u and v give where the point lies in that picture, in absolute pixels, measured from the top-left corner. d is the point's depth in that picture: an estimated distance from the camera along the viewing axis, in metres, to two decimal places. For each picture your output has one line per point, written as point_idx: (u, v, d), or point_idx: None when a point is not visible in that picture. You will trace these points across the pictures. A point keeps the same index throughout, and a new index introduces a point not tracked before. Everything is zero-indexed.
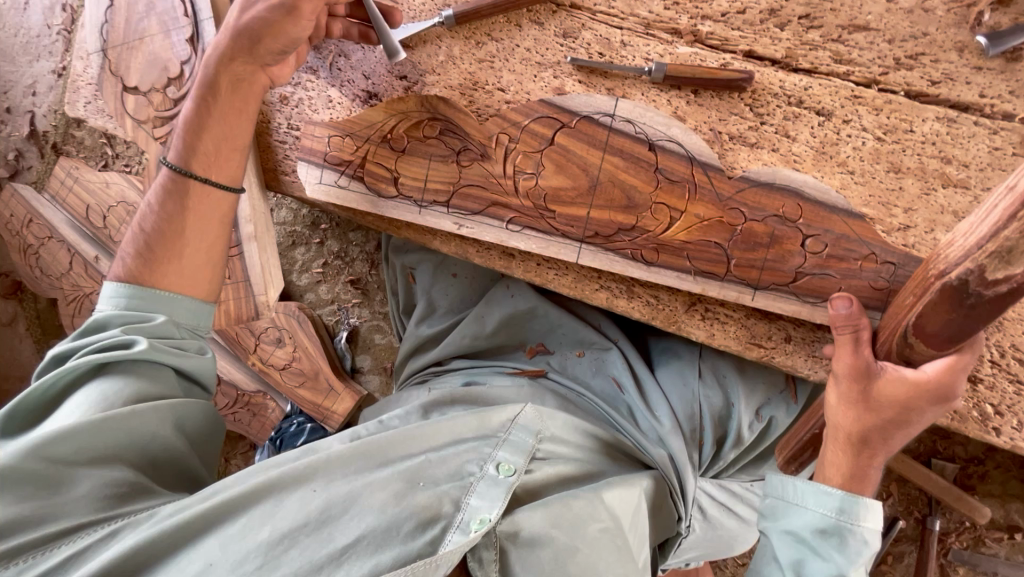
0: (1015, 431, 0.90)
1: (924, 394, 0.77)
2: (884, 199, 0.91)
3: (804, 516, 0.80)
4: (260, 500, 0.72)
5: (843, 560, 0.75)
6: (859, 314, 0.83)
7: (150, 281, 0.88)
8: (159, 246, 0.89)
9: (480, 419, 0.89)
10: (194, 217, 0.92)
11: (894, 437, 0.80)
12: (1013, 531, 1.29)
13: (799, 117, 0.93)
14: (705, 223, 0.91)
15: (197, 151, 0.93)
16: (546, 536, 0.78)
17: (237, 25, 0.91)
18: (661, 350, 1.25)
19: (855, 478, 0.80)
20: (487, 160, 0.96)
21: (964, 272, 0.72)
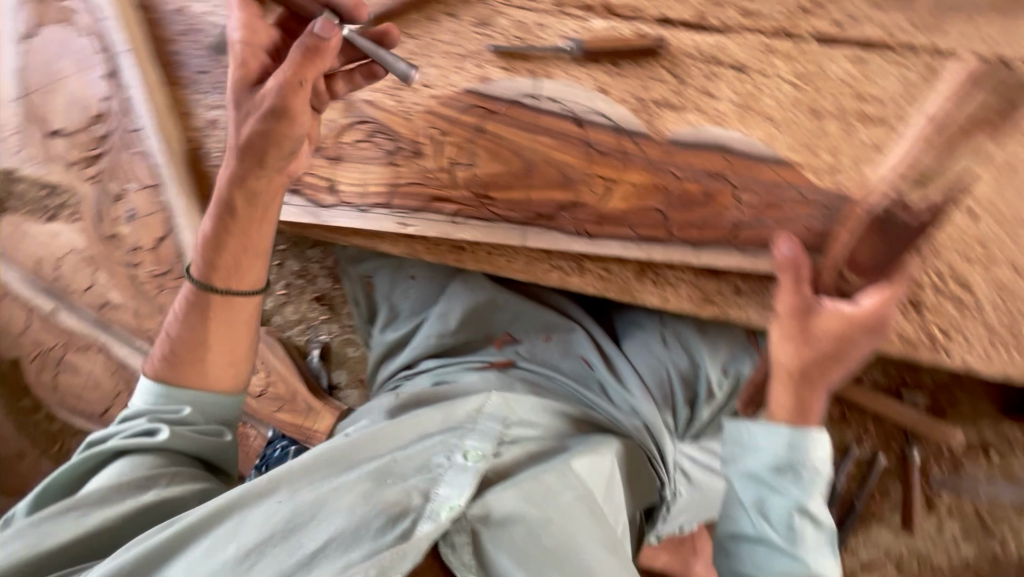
0: (964, 350, 0.93)
1: (859, 326, 0.80)
2: (809, 143, 0.92)
3: (761, 458, 0.85)
4: (224, 518, 0.73)
5: (798, 492, 0.83)
6: (802, 253, 0.84)
7: (183, 383, 0.91)
8: (185, 352, 0.91)
9: (446, 413, 0.90)
10: (216, 322, 0.92)
11: (833, 370, 0.83)
12: (988, 450, 1.33)
13: (718, 75, 0.95)
14: (642, 189, 0.93)
15: (228, 268, 0.92)
16: (519, 513, 0.78)
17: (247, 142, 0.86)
18: (625, 323, 1.26)
19: (799, 411, 0.84)
20: (421, 157, 0.98)
21: (887, 203, 0.81)
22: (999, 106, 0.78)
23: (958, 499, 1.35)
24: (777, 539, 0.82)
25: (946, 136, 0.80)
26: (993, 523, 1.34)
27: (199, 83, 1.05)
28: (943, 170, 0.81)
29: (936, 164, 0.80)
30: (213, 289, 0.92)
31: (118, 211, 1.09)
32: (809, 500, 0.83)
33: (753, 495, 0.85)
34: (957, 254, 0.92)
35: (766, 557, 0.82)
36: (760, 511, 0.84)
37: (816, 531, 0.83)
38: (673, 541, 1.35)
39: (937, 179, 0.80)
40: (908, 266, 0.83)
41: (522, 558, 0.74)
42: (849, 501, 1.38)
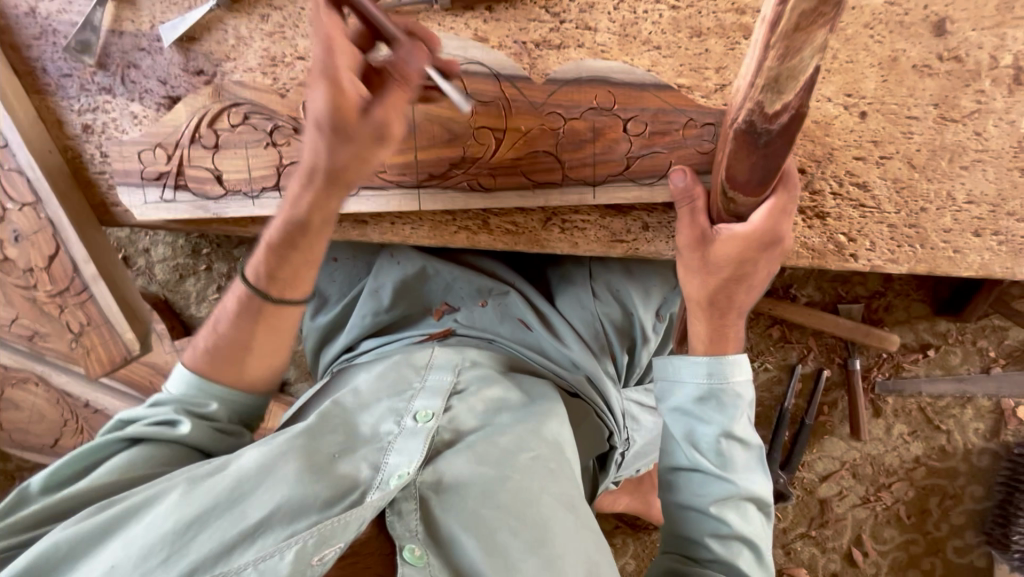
0: (870, 252, 0.94)
1: (753, 243, 0.80)
2: (694, 64, 0.91)
3: (684, 392, 0.84)
4: (170, 491, 0.69)
5: (723, 418, 0.82)
6: (693, 183, 0.84)
7: (229, 382, 0.81)
8: (228, 351, 0.81)
9: (395, 377, 0.89)
10: (265, 326, 0.81)
11: (738, 292, 0.83)
12: (925, 349, 1.36)
13: (594, 6, 0.92)
14: (528, 134, 0.90)
15: (270, 272, 0.81)
16: (472, 478, 0.77)
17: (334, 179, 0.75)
18: (557, 278, 1.22)
19: (715, 339, 0.85)
20: (301, 133, 0.93)
21: (748, 114, 0.71)
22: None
23: (902, 400, 1.38)
24: (708, 466, 0.80)
25: (780, 35, 0.62)
26: (938, 417, 1.38)
27: (67, 89, 1.01)
28: (797, 73, 0.65)
29: (783, 67, 0.65)
30: (264, 293, 0.80)
31: (2, 233, 1.03)
32: (734, 423, 0.81)
33: (681, 429, 0.84)
34: (851, 156, 0.92)
35: (701, 486, 0.81)
36: (690, 442, 0.83)
37: (745, 451, 0.83)
38: (634, 483, 1.37)
39: (794, 82, 0.66)
40: (790, 172, 0.80)
41: (471, 518, 0.73)
42: (800, 418, 1.40)
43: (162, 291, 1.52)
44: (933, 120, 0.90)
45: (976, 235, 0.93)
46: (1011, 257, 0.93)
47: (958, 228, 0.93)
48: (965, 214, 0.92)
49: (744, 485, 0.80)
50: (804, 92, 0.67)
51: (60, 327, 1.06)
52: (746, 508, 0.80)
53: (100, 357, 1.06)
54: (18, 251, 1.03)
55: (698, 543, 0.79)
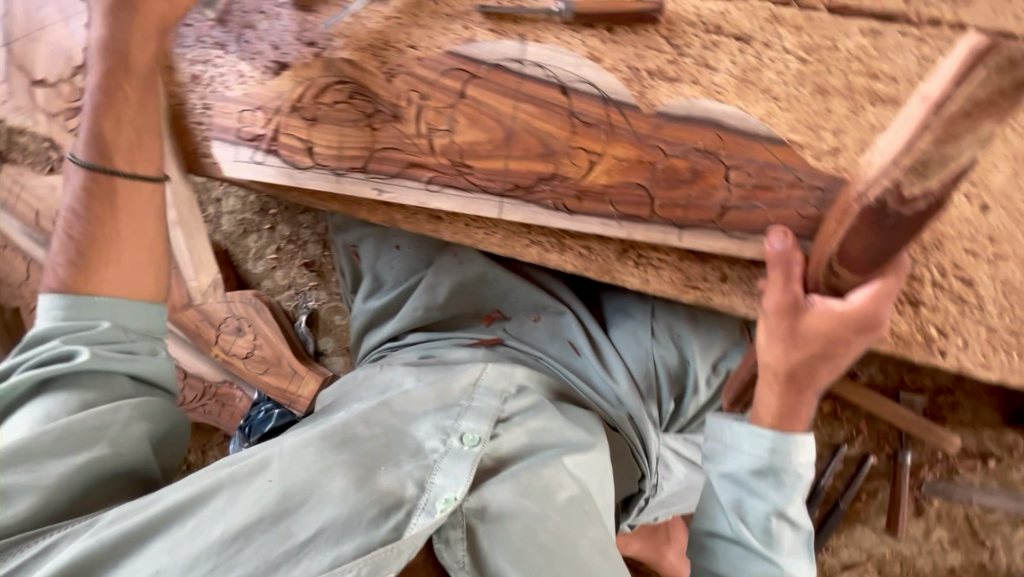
0: (961, 352, 0.88)
1: (849, 324, 0.78)
2: (811, 122, 0.86)
3: (742, 460, 0.85)
4: (213, 498, 0.71)
5: (779, 496, 0.83)
6: (793, 248, 0.80)
7: (88, 288, 0.89)
8: (90, 250, 0.89)
9: (441, 392, 0.89)
10: (125, 214, 0.92)
11: (821, 370, 0.83)
12: (986, 458, 1.28)
13: (718, 45, 0.89)
14: (625, 164, 0.88)
15: (97, 142, 0.92)
16: (514, 509, 0.78)
17: (115, 47, 0.93)
18: (615, 307, 1.20)
19: (785, 414, 0.84)
20: (400, 121, 0.93)
21: (881, 192, 0.70)
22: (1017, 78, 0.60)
23: (948, 505, 1.30)
24: (753, 541, 0.81)
25: (943, 119, 0.64)
26: (984, 532, 1.29)
27: (185, 38, 1.04)
28: (948, 159, 0.66)
29: (936, 152, 0.65)
30: (110, 170, 0.91)
31: None
32: (788, 503, 0.83)
33: (731, 496, 0.85)
34: (961, 248, 0.86)
35: (741, 559, 0.82)
36: (739, 512, 0.84)
37: (794, 533, 0.83)
38: (647, 529, 1.32)
39: (941, 169, 0.67)
40: (903, 260, 0.78)
41: (517, 554, 0.75)
42: (834, 499, 1.34)
43: (224, 242, 1.56)
44: None
45: None
46: None
47: None
48: None
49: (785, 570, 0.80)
50: (949, 181, 0.67)
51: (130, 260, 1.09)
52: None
53: None
54: None
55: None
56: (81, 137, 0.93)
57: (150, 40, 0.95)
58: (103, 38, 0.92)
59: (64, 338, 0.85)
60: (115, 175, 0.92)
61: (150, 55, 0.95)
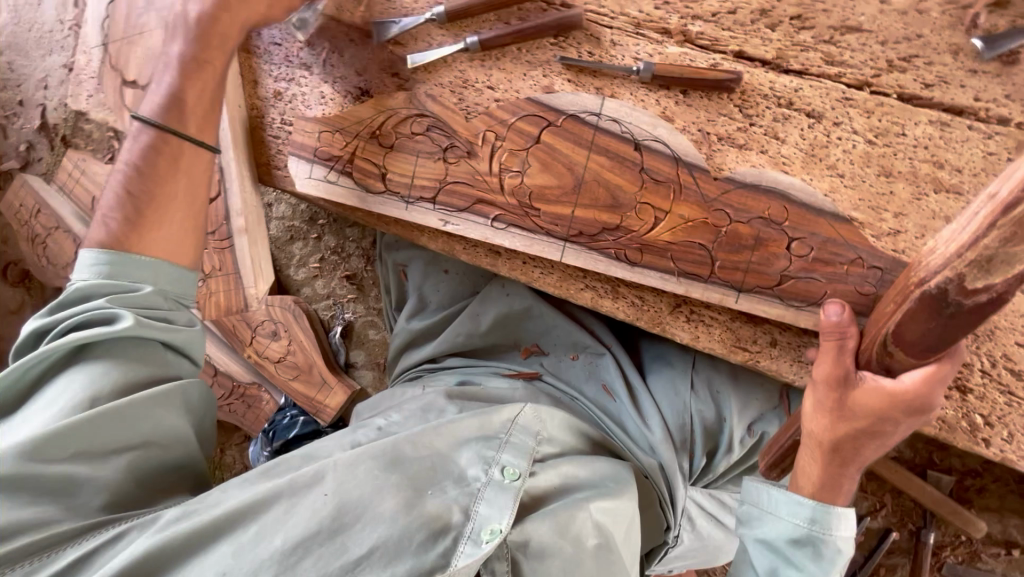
0: (1006, 443, 0.88)
1: (900, 405, 0.77)
2: (874, 203, 0.89)
3: (778, 526, 0.85)
4: (273, 503, 0.72)
5: (816, 569, 0.81)
6: (848, 322, 0.81)
7: (132, 247, 0.87)
8: (148, 210, 0.89)
9: (482, 421, 0.89)
10: (185, 179, 0.93)
11: (866, 446, 0.81)
12: (1010, 547, 1.26)
13: (788, 119, 0.92)
14: (690, 224, 0.90)
15: (174, 103, 0.94)
16: (554, 547, 0.80)
17: (211, 25, 0.96)
18: (653, 356, 1.23)
19: (826, 487, 0.84)
20: (473, 157, 0.97)
21: (942, 280, 0.71)
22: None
23: None
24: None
25: (1012, 219, 0.64)
26: None
27: (272, 55, 1.09)
28: (1013, 259, 0.66)
29: (1002, 249, 0.66)
30: (179, 135, 0.93)
31: None
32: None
33: (766, 564, 0.84)
34: (1012, 340, 0.88)
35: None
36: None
37: None
38: None
39: (1007, 266, 0.67)
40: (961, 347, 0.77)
41: None
42: (852, 570, 1.32)
43: (269, 245, 1.59)
44: None
45: None
46: None
47: None
48: None
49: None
50: (1014, 280, 0.67)
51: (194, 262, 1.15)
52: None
53: (219, 302, 1.15)
54: None
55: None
56: (157, 94, 0.95)
57: (238, 16, 0.97)
58: (204, 16, 0.96)
59: (108, 299, 0.83)
60: (184, 140, 0.94)
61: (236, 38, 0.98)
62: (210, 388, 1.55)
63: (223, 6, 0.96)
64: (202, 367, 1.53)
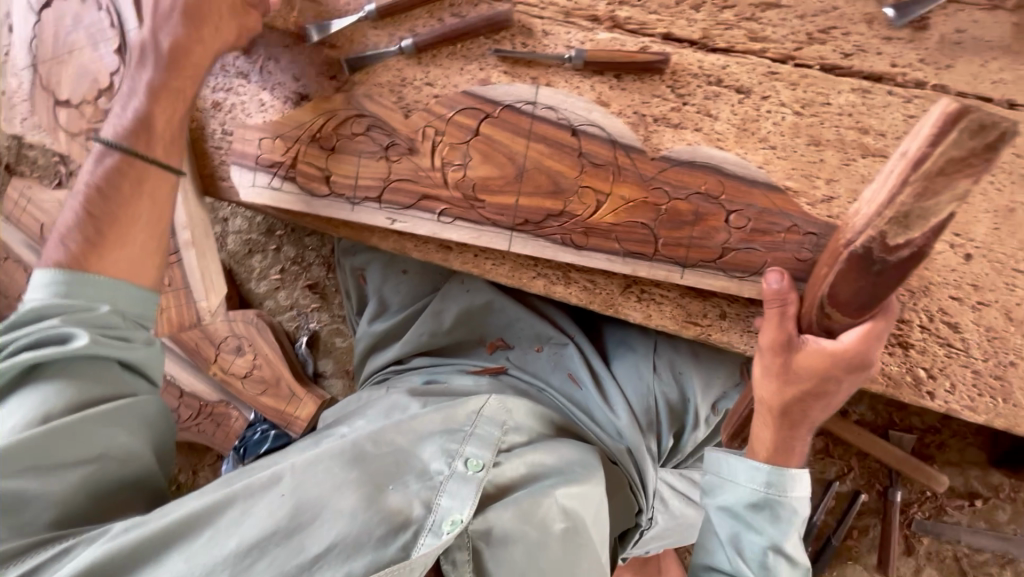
0: (949, 394, 0.91)
1: (841, 363, 0.80)
2: (806, 171, 0.91)
3: (737, 493, 0.87)
4: (229, 507, 0.72)
5: (775, 531, 0.84)
6: (788, 289, 0.83)
7: (92, 266, 0.86)
8: (108, 231, 0.88)
9: (447, 415, 0.88)
10: (148, 200, 0.92)
11: (813, 408, 0.83)
12: (973, 498, 1.30)
13: (719, 96, 0.94)
14: (631, 204, 0.92)
15: (142, 127, 0.93)
16: (517, 532, 0.80)
17: (179, 45, 0.93)
18: (617, 343, 1.22)
19: (778, 450, 0.86)
20: (415, 154, 0.97)
21: (867, 240, 0.74)
22: (987, 138, 0.65)
23: (938, 545, 1.32)
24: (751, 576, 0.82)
25: (921, 174, 0.68)
26: (973, 572, 1.31)
27: None
28: (929, 214, 0.70)
29: (916, 205, 0.70)
30: (144, 157, 0.92)
31: None
32: (783, 539, 0.83)
33: (728, 530, 0.86)
34: (946, 294, 0.90)
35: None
36: (735, 547, 0.85)
37: (791, 570, 0.84)
38: (639, 560, 1.31)
39: (921, 222, 0.71)
40: (892, 303, 0.81)
41: None
42: (826, 535, 1.35)
43: (228, 261, 1.58)
44: None
45: None
46: None
47: None
48: None
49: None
50: (931, 234, 0.71)
51: None
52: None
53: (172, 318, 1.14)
54: None
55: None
56: (123, 118, 0.94)
57: (211, 43, 0.95)
58: (176, 46, 0.93)
59: (63, 318, 0.82)
60: (146, 161, 0.92)
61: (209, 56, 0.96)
62: (177, 410, 1.51)
63: (194, 36, 0.93)
64: (168, 389, 1.50)
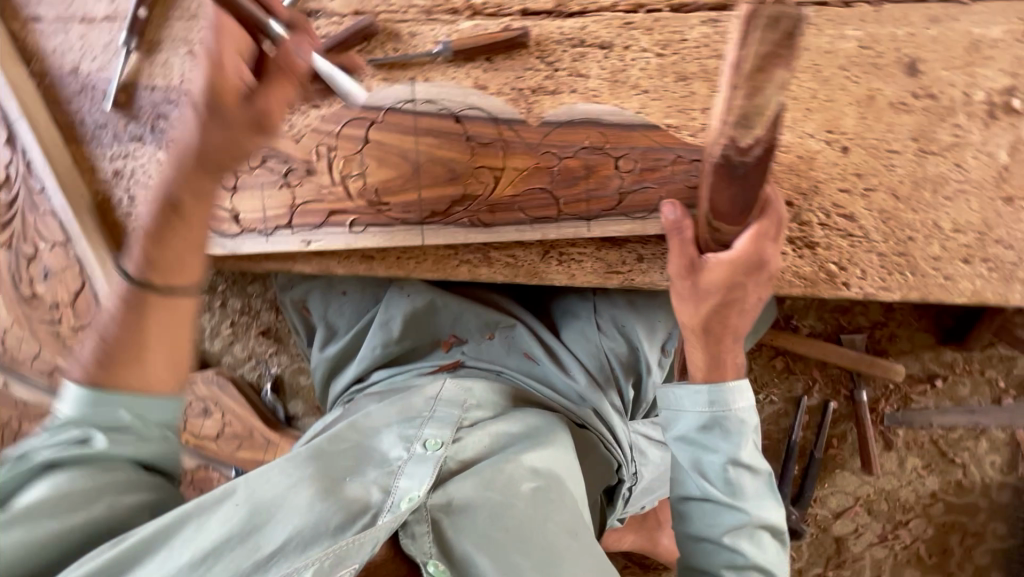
0: (862, 280, 0.95)
1: (741, 269, 0.85)
2: (680, 106, 0.96)
3: (688, 420, 0.89)
4: (180, 528, 0.70)
5: (729, 446, 0.85)
6: (683, 217, 0.88)
7: (115, 387, 0.69)
8: (117, 356, 0.69)
9: (404, 406, 0.92)
10: (160, 315, 0.71)
11: (731, 317, 0.88)
12: (933, 380, 1.35)
13: (585, 55, 0.99)
14: (525, 172, 0.96)
15: (157, 259, 0.71)
16: (477, 500, 0.79)
17: (198, 146, 0.70)
18: (561, 312, 1.22)
19: (713, 367, 0.89)
20: (314, 174, 1.00)
21: (722, 150, 0.75)
22: (784, 30, 0.68)
23: (913, 433, 1.36)
24: (719, 495, 0.83)
25: (744, 74, 0.70)
26: (952, 450, 1.35)
27: (102, 137, 1.09)
28: (762, 109, 0.72)
29: (750, 104, 0.71)
30: (150, 284, 0.70)
31: (34, 270, 1.11)
32: (739, 452, 0.85)
33: (690, 458, 0.87)
34: (835, 189, 0.95)
35: (712, 516, 0.83)
36: (697, 472, 0.86)
37: (754, 479, 0.85)
38: (639, 520, 1.30)
39: (760, 118, 0.72)
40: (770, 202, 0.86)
41: (486, 543, 0.75)
42: (809, 450, 1.38)
43: None
44: (913, 154, 0.94)
45: (966, 262, 0.93)
46: (1004, 283, 0.92)
47: (947, 255, 0.93)
48: (954, 242, 0.93)
49: (751, 520, 0.82)
50: (771, 126, 0.72)
51: None
52: (753, 545, 0.81)
53: None
54: (47, 288, 1.10)
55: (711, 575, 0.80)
56: (138, 242, 0.72)
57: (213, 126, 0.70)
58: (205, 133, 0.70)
59: (77, 415, 0.69)
60: (150, 290, 0.70)
61: (242, 148, 0.72)
62: None
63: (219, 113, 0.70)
64: None
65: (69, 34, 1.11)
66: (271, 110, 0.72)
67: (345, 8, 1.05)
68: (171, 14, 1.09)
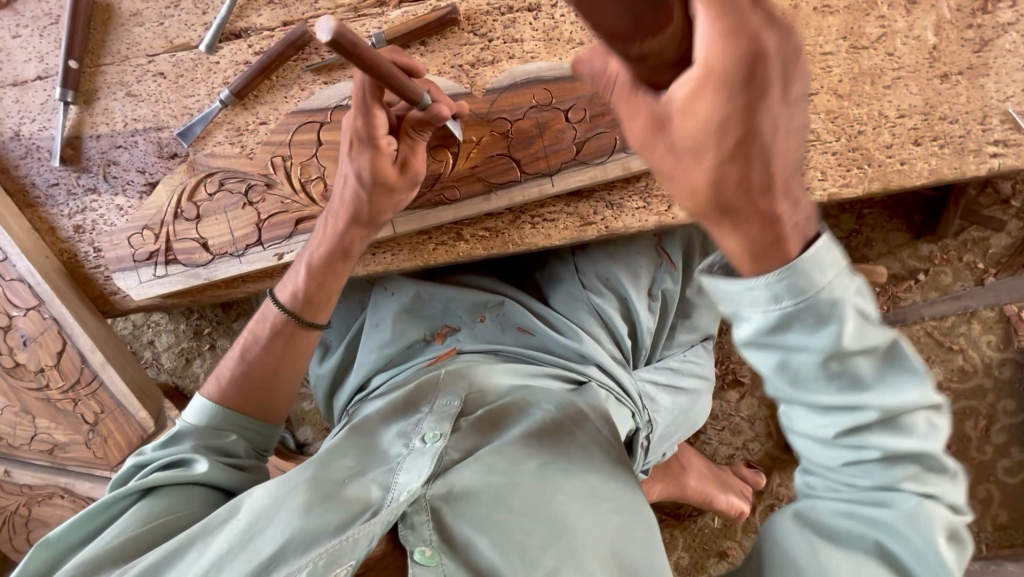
0: (824, 181, 0.97)
1: (718, 89, 0.49)
2: None
3: (749, 322, 0.55)
4: (184, 550, 0.75)
5: (823, 341, 0.53)
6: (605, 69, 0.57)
7: (247, 403, 0.93)
8: (253, 376, 0.93)
9: (407, 402, 0.95)
10: (291, 351, 0.95)
11: (756, 164, 0.51)
12: (916, 274, 1.38)
13: (516, 20, 1.00)
14: (481, 142, 0.98)
15: (306, 294, 0.95)
16: (477, 487, 0.80)
17: (357, 210, 0.91)
18: (547, 280, 1.21)
19: (762, 249, 0.53)
20: (274, 187, 1.00)
21: None
22: None
23: (907, 329, 1.40)
24: (823, 397, 0.56)
25: None
26: (947, 338, 1.38)
27: (56, 196, 1.09)
28: None
29: None
30: (293, 317, 0.94)
31: (12, 339, 1.09)
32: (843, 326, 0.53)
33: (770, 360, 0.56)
34: None
35: (818, 418, 0.58)
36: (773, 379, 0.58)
37: (872, 358, 0.55)
38: (662, 468, 1.31)
39: None
40: None
41: (490, 529, 0.76)
42: None
43: (171, 378, 1.55)
44: (846, 52, 0.96)
45: (917, 144, 0.96)
46: (956, 157, 0.95)
47: (898, 141, 0.96)
48: (901, 127, 0.96)
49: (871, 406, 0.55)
50: None
51: (77, 420, 1.11)
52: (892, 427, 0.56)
53: (118, 442, 1.11)
54: (28, 355, 1.09)
55: (828, 472, 0.60)
56: (292, 281, 0.96)
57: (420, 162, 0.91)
58: (365, 199, 0.90)
59: (195, 443, 0.88)
60: (293, 320, 0.94)
61: (389, 210, 0.93)
62: None
63: (381, 189, 0.89)
64: None
65: (4, 99, 1.09)
66: (421, 172, 0.91)
67: (273, 20, 1.02)
68: (103, 61, 1.06)
